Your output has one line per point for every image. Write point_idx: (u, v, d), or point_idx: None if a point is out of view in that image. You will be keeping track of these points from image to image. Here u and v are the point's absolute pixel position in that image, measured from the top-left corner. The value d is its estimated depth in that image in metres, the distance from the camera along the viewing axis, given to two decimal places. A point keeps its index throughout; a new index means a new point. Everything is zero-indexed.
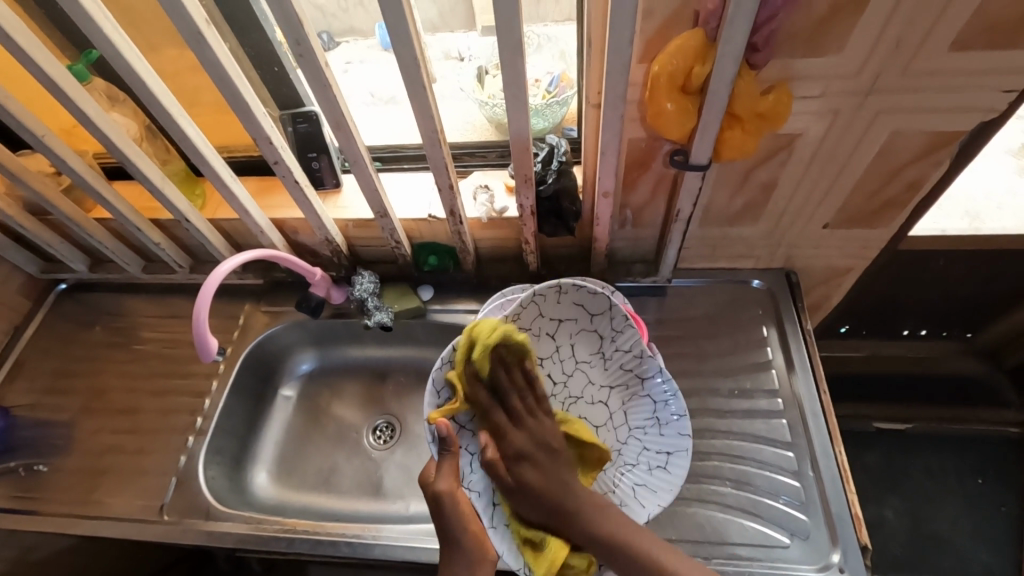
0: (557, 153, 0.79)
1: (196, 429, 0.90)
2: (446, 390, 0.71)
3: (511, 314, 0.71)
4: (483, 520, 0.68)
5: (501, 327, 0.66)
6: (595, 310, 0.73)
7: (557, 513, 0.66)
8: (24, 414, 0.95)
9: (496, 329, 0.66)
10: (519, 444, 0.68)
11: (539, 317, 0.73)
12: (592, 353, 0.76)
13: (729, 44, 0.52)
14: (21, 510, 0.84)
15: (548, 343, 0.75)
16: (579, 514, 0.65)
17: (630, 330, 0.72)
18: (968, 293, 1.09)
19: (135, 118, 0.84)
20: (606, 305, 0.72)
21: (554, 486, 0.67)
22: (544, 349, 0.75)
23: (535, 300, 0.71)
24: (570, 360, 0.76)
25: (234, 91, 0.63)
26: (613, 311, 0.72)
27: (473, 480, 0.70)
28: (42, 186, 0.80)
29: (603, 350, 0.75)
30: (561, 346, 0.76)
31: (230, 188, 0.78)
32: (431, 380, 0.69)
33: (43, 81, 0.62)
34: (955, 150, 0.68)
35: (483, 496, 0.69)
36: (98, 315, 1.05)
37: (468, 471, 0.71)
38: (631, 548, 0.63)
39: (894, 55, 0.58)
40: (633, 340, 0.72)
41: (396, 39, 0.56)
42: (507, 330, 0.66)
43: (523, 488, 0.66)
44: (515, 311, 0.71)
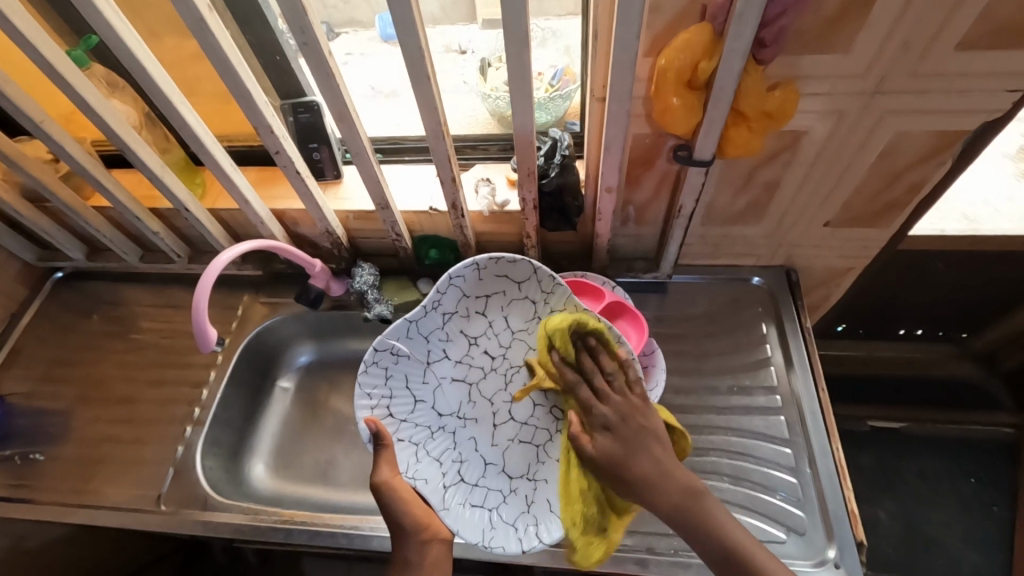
0: (560, 146, 0.78)
1: (193, 419, 0.89)
2: (378, 388, 0.75)
3: (427, 304, 0.74)
4: (434, 505, 0.72)
5: (573, 317, 0.70)
6: (519, 280, 0.75)
7: (640, 484, 0.63)
8: (19, 402, 0.94)
9: (564, 317, 0.70)
10: (602, 417, 0.67)
11: (464, 298, 0.76)
12: (524, 320, 0.76)
13: (736, 40, 0.51)
14: (17, 498, 0.84)
15: (479, 321, 0.77)
16: (658, 484, 0.62)
17: (559, 290, 0.73)
18: (966, 295, 1.09)
19: (134, 106, 0.84)
20: (529, 271, 0.74)
21: (630, 459, 0.64)
22: (476, 327, 0.77)
23: (453, 284, 0.74)
24: (506, 333, 0.77)
25: (236, 80, 0.62)
26: (537, 276, 0.74)
27: (420, 468, 0.74)
28: (39, 173, 0.79)
29: (536, 316, 0.76)
30: (493, 321, 0.77)
31: (230, 178, 0.77)
32: (360, 381, 0.75)
33: (41, 66, 0.61)
34: (958, 151, 0.68)
35: (431, 482, 0.73)
36: (95, 303, 1.04)
37: (416, 459, 0.74)
38: (706, 520, 0.61)
39: (901, 54, 0.58)
40: (563, 298, 0.73)
41: (402, 30, 0.56)
42: (579, 318, 0.70)
43: (606, 461, 0.65)
44: (431, 300, 0.74)
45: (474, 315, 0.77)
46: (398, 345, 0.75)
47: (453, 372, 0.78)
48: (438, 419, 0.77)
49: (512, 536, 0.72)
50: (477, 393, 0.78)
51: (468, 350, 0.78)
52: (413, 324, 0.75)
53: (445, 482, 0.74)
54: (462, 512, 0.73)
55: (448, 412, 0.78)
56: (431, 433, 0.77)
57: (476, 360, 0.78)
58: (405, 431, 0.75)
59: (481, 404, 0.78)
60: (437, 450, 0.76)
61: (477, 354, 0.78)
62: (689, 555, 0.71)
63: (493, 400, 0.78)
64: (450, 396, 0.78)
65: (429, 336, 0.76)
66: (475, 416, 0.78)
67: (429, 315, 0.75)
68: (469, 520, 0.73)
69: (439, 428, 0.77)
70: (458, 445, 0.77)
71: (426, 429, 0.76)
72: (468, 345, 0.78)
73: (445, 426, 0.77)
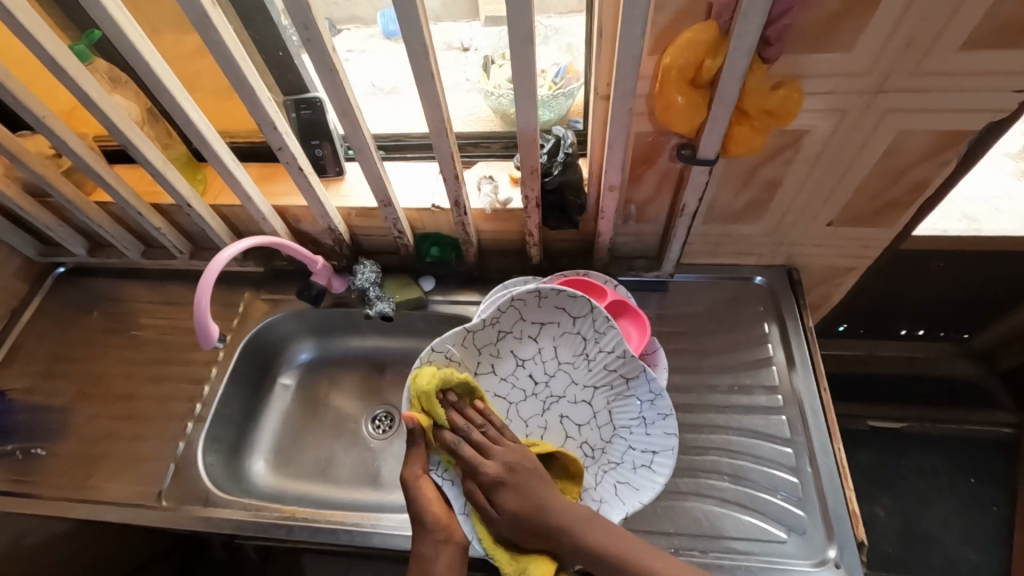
0: (563, 144, 0.79)
1: (194, 415, 0.89)
2: None
3: (490, 317, 0.76)
4: (453, 505, 0.71)
5: (436, 372, 0.69)
6: (576, 314, 0.76)
7: (540, 530, 0.63)
8: (21, 397, 0.94)
9: (432, 373, 0.69)
10: (490, 468, 0.65)
11: (521, 321, 0.78)
12: (574, 354, 0.78)
13: (741, 38, 0.51)
14: (18, 493, 0.84)
15: (531, 345, 0.79)
16: (559, 527, 0.63)
17: (612, 331, 0.75)
18: (967, 295, 1.09)
19: (136, 101, 0.84)
20: (586, 308, 0.75)
21: (526, 504, 0.63)
22: (526, 351, 0.80)
23: (514, 305, 0.76)
24: (552, 361, 0.79)
25: (238, 76, 0.62)
26: (593, 314, 0.75)
27: (449, 469, 0.74)
28: (42, 168, 0.79)
29: (585, 352, 0.78)
30: (542, 348, 0.79)
31: (233, 174, 0.77)
32: None
33: (44, 61, 0.61)
34: (962, 151, 0.68)
35: (456, 485, 0.73)
36: (97, 299, 1.04)
37: (442, 459, 0.75)
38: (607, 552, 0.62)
39: (906, 53, 0.58)
40: (616, 339, 0.75)
41: (404, 27, 0.56)
42: (443, 374, 0.69)
43: (506, 515, 0.63)
44: (494, 315, 0.77)
45: (524, 338, 0.79)
46: (453, 350, 0.77)
47: (496, 388, 0.80)
48: None
49: None
50: (514, 413, 0.80)
51: (515, 370, 0.80)
52: (469, 334, 0.77)
53: None
54: None
55: None
56: None
57: (520, 381, 0.80)
58: None
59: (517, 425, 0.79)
60: None
61: (522, 377, 0.80)
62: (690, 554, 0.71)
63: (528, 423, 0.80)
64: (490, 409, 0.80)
65: (481, 349, 0.79)
66: None
67: (487, 328, 0.78)
68: None
69: None
70: None
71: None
72: (516, 366, 0.80)
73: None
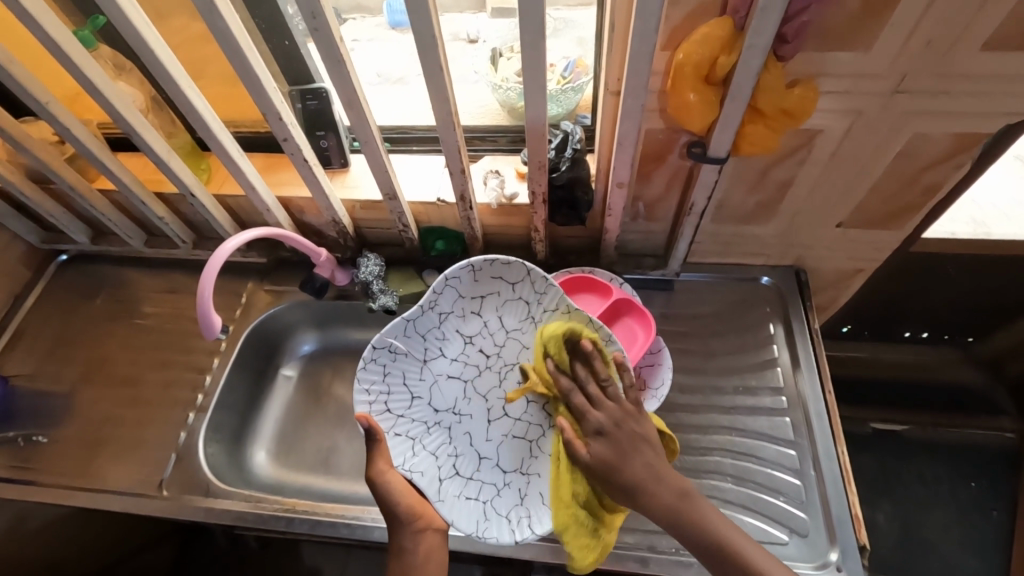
0: (572, 140, 0.78)
1: (196, 405, 0.89)
2: (376, 384, 0.76)
3: (425, 302, 0.75)
4: (429, 495, 0.72)
5: (567, 327, 0.70)
6: (513, 281, 0.76)
7: (636, 493, 0.62)
8: (23, 384, 0.94)
9: (553, 327, 0.70)
10: (597, 420, 0.66)
11: (458, 298, 0.77)
12: (519, 320, 0.78)
13: (758, 35, 0.50)
14: (19, 479, 0.84)
15: (476, 321, 0.78)
16: (658, 493, 0.62)
17: (552, 290, 0.75)
18: (974, 300, 1.08)
19: (140, 88, 0.83)
20: (523, 273, 0.75)
21: (623, 464, 0.63)
22: (471, 327, 0.79)
23: (449, 284, 0.76)
24: (500, 331, 0.79)
25: (245, 65, 0.61)
26: (531, 276, 0.75)
27: (417, 462, 0.74)
28: (44, 154, 0.78)
29: (530, 315, 0.77)
30: (488, 321, 0.78)
31: (237, 164, 0.77)
32: (359, 377, 0.75)
33: (48, 46, 0.60)
34: (976, 154, 0.67)
35: (428, 475, 0.74)
36: (99, 286, 1.04)
37: (410, 454, 0.75)
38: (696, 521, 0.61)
39: (925, 54, 0.56)
40: (557, 297, 0.75)
41: (415, 17, 0.55)
42: (573, 328, 0.70)
43: (604, 467, 0.64)
44: (429, 299, 0.76)
45: (467, 313, 0.78)
46: (396, 343, 0.76)
47: (449, 370, 0.79)
48: (434, 414, 0.78)
49: (505, 527, 0.72)
50: (472, 390, 0.79)
51: (465, 348, 0.79)
52: (411, 323, 0.76)
53: (441, 475, 0.75)
54: (458, 503, 0.73)
55: (444, 408, 0.79)
56: (427, 428, 0.77)
57: (470, 357, 0.79)
58: (402, 426, 0.76)
59: (477, 401, 0.79)
60: (433, 443, 0.77)
61: (473, 353, 0.79)
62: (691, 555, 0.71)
63: (488, 397, 0.79)
64: (446, 391, 0.79)
65: (427, 334, 0.78)
66: (471, 412, 0.79)
67: (425, 313, 0.76)
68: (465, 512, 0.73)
69: (435, 424, 0.78)
70: (453, 440, 0.78)
71: (422, 424, 0.77)
72: (464, 343, 0.79)
73: (441, 422, 0.78)
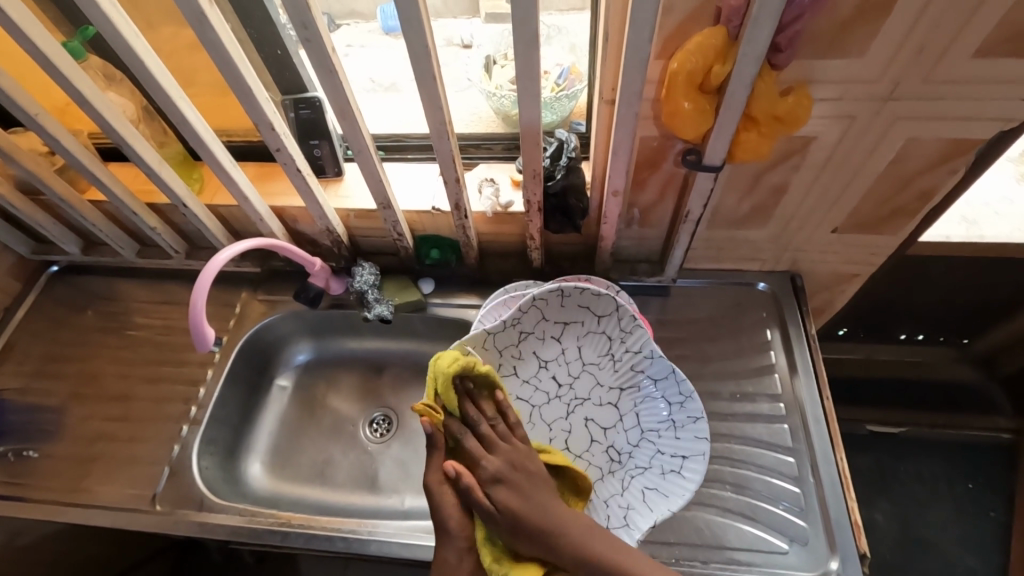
0: (566, 148, 0.78)
1: (190, 418, 0.88)
2: None
3: (511, 320, 0.77)
4: None
5: (461, 360, 0.68)
6: (600, 313, 0.76)
7: (536, 536, 0.60)
8: (13, 398, 0.93)
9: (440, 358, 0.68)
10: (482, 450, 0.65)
11: (544, 321, 0.78)
12: (598, 355, 0.78)
13: (751, 44, 0.50)
14: (10, 496, 0.83)
15: (554, 347, 0.79)
16: (560, 535, 0.61)
17: (637, 331, 0.75)
18: (968, 301, 1.08)
19: (131, 99, 0.82)
20: (611, 308, 0.76)
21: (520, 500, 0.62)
22: (549, 352, 0.80)
23: (536, 306, 0.76)
24: (576, 363, 0.79)
25: (236, 75, 0.61)
26: (619, 313, 0.75)
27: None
28: (34, 166, 0.77)
29: (611, 352, 0.78)
30: (566, 349, 0.79)
31: (229, 175, 0.76)
32: None
33: (36, 58, 0.60)
34: (970, 158, 0.67)
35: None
36: (91, 298, 1.03)
37: None
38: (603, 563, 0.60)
39: (917, 61, 0.57)
40: (642, 340, 0.75)
41: (407, 26, 0.54)
42: (467, 361, 0.68)
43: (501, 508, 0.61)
44: (515, 318, 0.77)
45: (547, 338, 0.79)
46: (474, 353, 0.77)
47: (520, 391, 0.80)
48: None
49: None
50: (537, 416, 0.80)
51: (538, 372, 0.80)
52: (491, 336, 0.77)
53: None
54: None
55: None
56: None
57: (541, 381, 0.80)
58: None
59: (540, 428, 0.80)
60: None
61: (546, 379, 0.80)
62: (691, 565, 0.70)
63: (552, 426, 0.80)
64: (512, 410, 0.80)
65: (504, 351, 0.79)
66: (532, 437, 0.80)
67: (507, 330, 0.78)
68: None
69: None
70: None
71: None
72: (539, 368, 0.80)
73: None
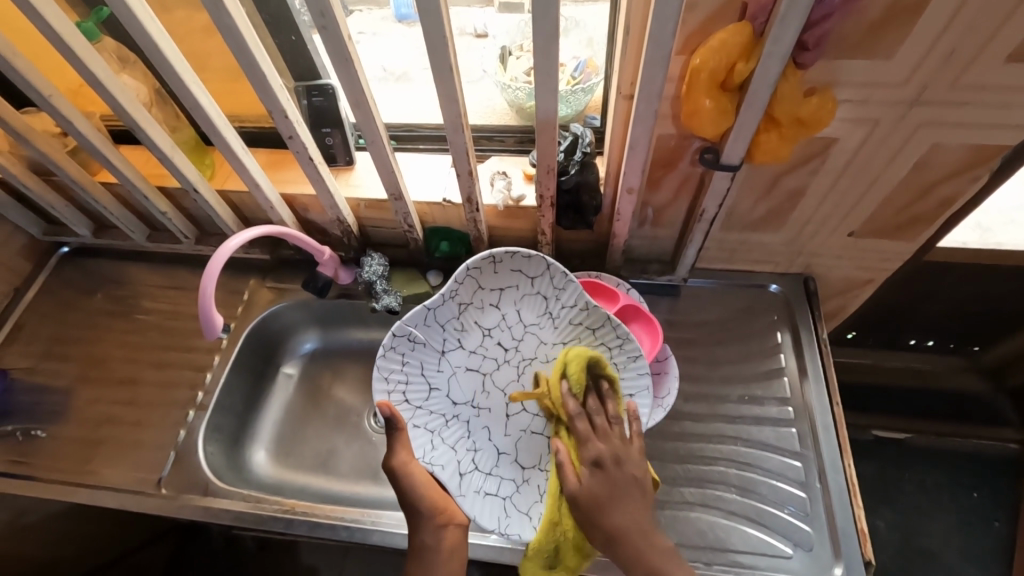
0: (581, 143, 0.76)
1: (196, 403, 0.89)
2: (394, 373, 0.75)
3: (446, 292, 0.74)
4: (450, 490, 0.73)
5: (593, 354, 0.69)
6: (533, 274, 0.74)
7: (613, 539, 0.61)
8: (22, 378, 0.94)
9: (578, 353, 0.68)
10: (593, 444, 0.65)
11: (478, 290, 0.75)
12: (537, 315, 0.77)
13: (777, 43, 0.49)
14: (17, 474, 0.83)
15: (493, 313, 0.77)
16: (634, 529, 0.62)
17: (572, 285, 0.74)
18: (982, 310, 1.07)
19: (144, 82, 0.82)
20: (543, 267, 0.74)
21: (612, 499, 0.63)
22: (490, 319, 0.77)
23: (469, 276, 0.74)
24: (518, 325, 0.78)
25: (250, 61, 0.60)
26: (551, 271, 0.74)
27: (437, 456, 0.75)
28: (46, 147, 0.77)
29: (548, 309, 0.76)
30: (506, 314, 0.77)
31: (241, 161, 0.75)
32: (377, 366, 0.75)
33: (51, 39, 0.59)
34: (994, 167, 0.65)
35: (448, 469, 0.74)
36: (101, 280, 1.03)
37: (429, 449, 0.75)
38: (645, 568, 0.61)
39: (946, 65, 0.55)
40: (576, 293, 0.74)
41: (424, 16, 0.53)
42: (598, 357, 0.69)
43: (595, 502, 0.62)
44: (450, 290, 0.74)
45: (484, 305, 0.77)
46: (415, 332, 0.75)
47: (467, 362, 0.79)
48: (453, 408, 0.78)
49: (526, 523, 0.73)
50: (490, 383, 0.79)
51: (484, 341, 0.78)
52: (430, 311, 0.75)
53: (461, 469, 0.75)
54: (478, 500, 0.74)
55: (463, 401, 0.79)
56: (445, 421, 0.77)
57: (485, 348, 0.78)
58: (419, 419, 0.76)
59: (495, 395, 0.79)
60: (452, 437, 0.77)
61: (492, 346, 0.78)
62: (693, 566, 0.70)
63: (505, 390, 0.79)
64: (464, 384, 0.79)
65: (445, 326, 0.76)
66: (490, 406, 0.79)
67: (445, 303, 0.75)
68: (485, 508, 0.73)
69: (453, 417, 0.78)
70: (472, 433, 0.78)
71: (440, 417, 0.77)
72: (483, 336, 0.78)
73: (459, 414, 0.78)
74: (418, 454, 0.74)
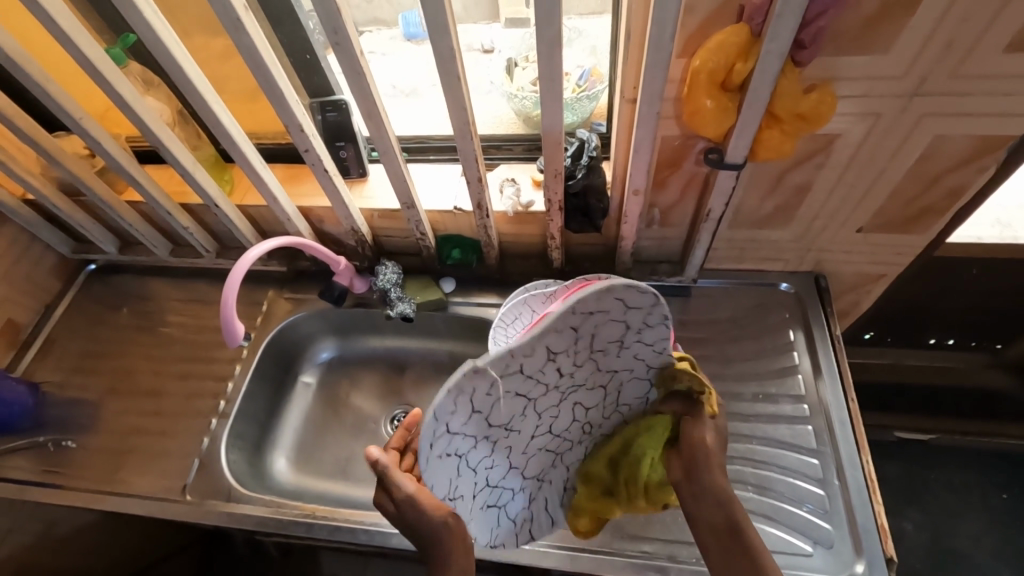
0: (587, 148, 0.78)
1: (219, 412, 0.91)
2: (444, 417, 0.53)
3: (546, 328, 0.54)
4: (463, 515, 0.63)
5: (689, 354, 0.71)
6: (636, 305, 0.56)
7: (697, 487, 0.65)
8: (52, 391, 0.97)
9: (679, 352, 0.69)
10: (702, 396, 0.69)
11: (570, 313, 0.54)
12: (609, 341, 0.60)
13: (774, 42, 0.50)
14: (49, 484, 0.86)
15: (568, 339, 0.57)
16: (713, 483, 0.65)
17: (665, 327, 0.59)
18: (1000, 305, 1.06)
19: (167, 103, 0.85)
20: (651, 300, 0.56)
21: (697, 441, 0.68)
22: (562, 343, 0.57)
23: (577, 306, 0.54)
24: (586, 351, 0.60)
25: (268, 78, 0.63)
26: (656, 308, 0.57)
27: (460, 486, 0.61)
28: (76, 168, 0.81)
29: (622, 339, 0.60)
30: (580, 337, 0.58)
31: (260, 176, 0.78)
32: (434, 408, 0.51)
33: (82, 64, 0.63)
34: (1001, 156, 0.66)
35: (466, 497, 0.62)
36: (126, 296, 1.07)
37: (457, 475, 0.60)
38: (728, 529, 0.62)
39: (943, 57, 0.56)
40: (664, 335, 0.60)
41: (433, 30, 0.56)
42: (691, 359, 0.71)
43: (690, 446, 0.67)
44: (561, 316, 0.54)
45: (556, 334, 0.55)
46: (491, 369, 0.54)
47: (519, 385, 0.59)
48: (487, 429, 0.60)
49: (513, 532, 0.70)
50: (531, 408, 0.63)
51: (545, 363, 0.59)
52: (513, 357, 0.55)
53: (475, 492, 0.63)
54: (483, 515, 0.66)
55: (498, 423, 0.60)
56: (474, 442, 0.59)
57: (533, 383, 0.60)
58: (452, 444, 0.57)
59: (530, 419, 0.64)
60: (476, 461, 0.61)
61: (550, 371, 0.60)
62: None
63: (542, 415, 0.65)
64: (505, 407, 0.60)
65: (518, 352, 0.55)
66: (520, 429, 0.64)
67: (536, 343, 0.55)
68: (488, 521, 0.67)
69: (483, 438, 0.60)
70: (493, 454, 0.63)
71: (471, 440, 0.59)
72: (547, 359, 0.58)
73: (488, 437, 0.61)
74: (445, 485, 0.58)
